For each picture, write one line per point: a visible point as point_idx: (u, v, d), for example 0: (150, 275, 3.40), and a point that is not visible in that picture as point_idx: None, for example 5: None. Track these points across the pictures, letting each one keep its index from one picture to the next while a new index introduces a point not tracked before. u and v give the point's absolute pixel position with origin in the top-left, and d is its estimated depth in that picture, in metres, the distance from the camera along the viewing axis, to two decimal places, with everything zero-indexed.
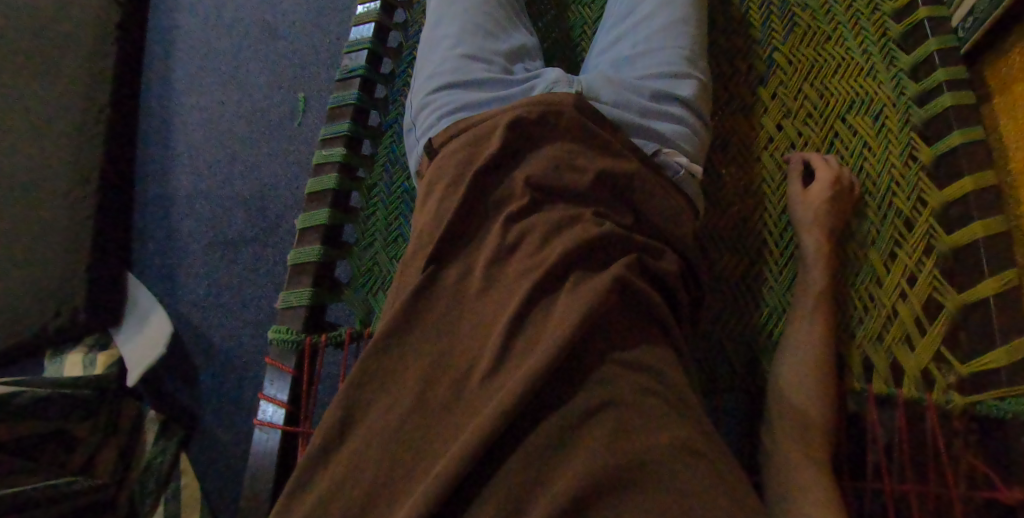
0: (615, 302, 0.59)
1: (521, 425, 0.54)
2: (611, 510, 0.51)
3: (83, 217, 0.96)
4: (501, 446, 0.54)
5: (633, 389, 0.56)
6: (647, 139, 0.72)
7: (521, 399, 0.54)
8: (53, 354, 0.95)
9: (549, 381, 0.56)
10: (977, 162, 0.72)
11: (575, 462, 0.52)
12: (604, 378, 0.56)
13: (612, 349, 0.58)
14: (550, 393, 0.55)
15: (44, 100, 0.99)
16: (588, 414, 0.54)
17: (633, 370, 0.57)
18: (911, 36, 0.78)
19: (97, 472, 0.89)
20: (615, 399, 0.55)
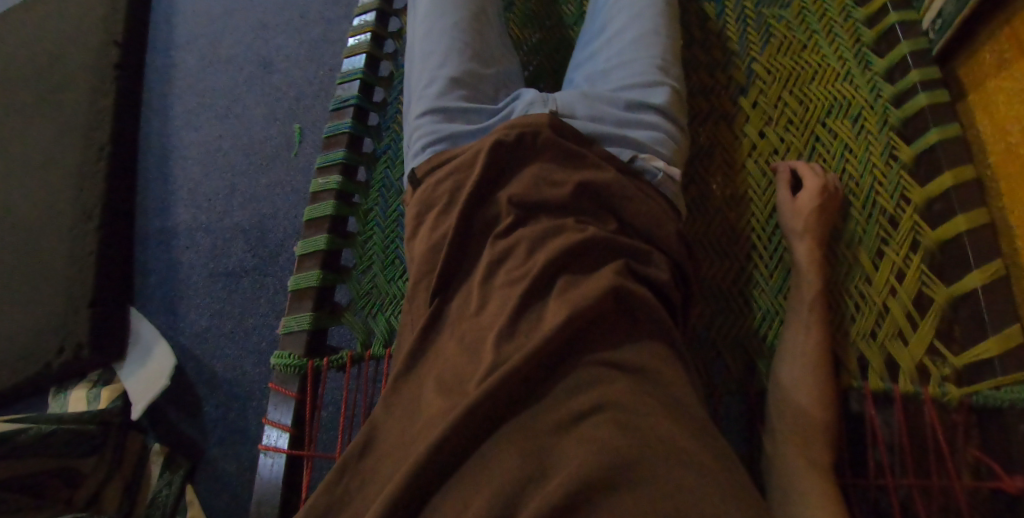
0: (607, 307, 0.61)
1: (510, 425, 0.57)
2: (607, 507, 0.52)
3: (85, 253, 0.97)
4: (479, 448, 0.56)
5: (623, 392, 0.57)
6: (622, 147, 0.74)
7: (499, 403, 0.57)
8: (57, 392, 0.95)
9: (532, 384, 0.58)
10: (956, 159, 0.74)
11: (566, 463, 0.54)
12: (591, 380, 0.58)
13: (607, 352, 0.60)
14: (537, 397, 0.58)
15: (47, 141, 1.02)
16: (578, 418, 0.56)
17: (627, 373, 0.59)
18: (884, 41, 0.81)
19: (103, 506, 0.90)
20: (613, 402, 0.56)
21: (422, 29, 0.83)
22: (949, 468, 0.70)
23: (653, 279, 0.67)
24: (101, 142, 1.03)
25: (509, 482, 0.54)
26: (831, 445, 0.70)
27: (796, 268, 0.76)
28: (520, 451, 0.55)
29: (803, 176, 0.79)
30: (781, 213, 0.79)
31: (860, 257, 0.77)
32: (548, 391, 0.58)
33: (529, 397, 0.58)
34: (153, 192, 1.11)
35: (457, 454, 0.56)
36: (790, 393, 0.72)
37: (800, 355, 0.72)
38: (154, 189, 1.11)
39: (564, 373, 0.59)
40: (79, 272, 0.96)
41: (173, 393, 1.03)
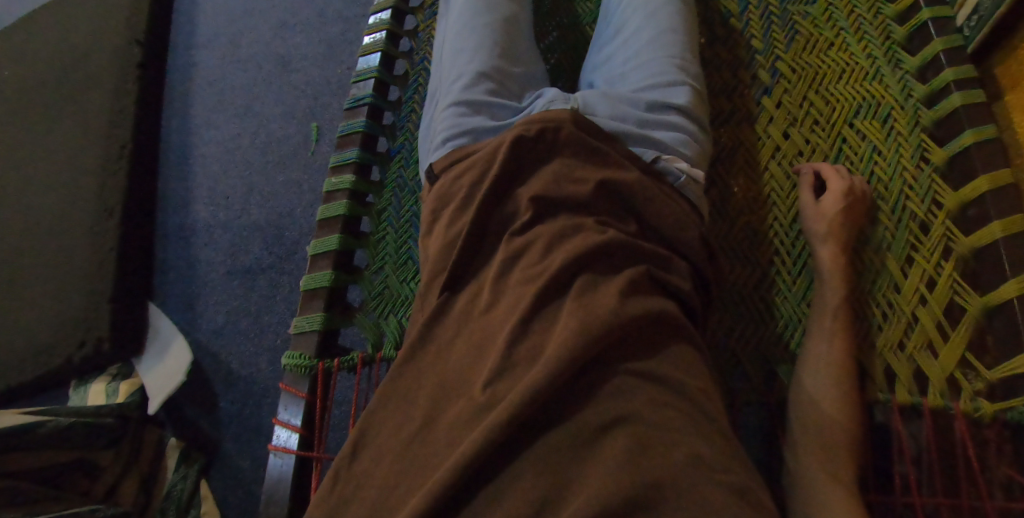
0: (617, 309, 0.58)
1: (529, 432, 0.55)
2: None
3: (107, 249, 0.99)
4: (493, 463, 0.54)
5: (643, 401, 0.55)
6: (646, 147, 0.72)
7: (522, 414, 0.54)
8: (78, 384, 0.94)
9: (555, 396, 0.56)
10: (991, 161, 0.70)
11: (591, 478, 0.52)
12: (610, 391, 0.56)
13: (625, 359, 0.58)
14: (555, 407, 0.56)
15: (72, 138, 1.04)
16: (602, 430, 0.54)
17: (650, 382, 0.57)
18: (916, 37, 0.77)
19: (119, 499, 0.89)
20: (635, 415, 0.55)
21: (455, 25, 0.83)
22: (980, 487, 0.67)
23: (673, 287, 0.66)
24: (124, 139, 1.04)
25: (526, 497, 0.52)
26: (855, 461, 0.67)
27: (822, 276, 0.73)
28: (534, 463, 0.53)
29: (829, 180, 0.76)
30: (805, 217, 0.76)
31: (887, 263, 0.74)
32: (572, 401, 0.56)
33: (548, 409, 0.56)
34: (174, 189, 1.11)
35: (465, 466, 0.53)
36: (814, 403, 0.69)
37: (827, 365, 0.69)
38: (174, 185, 1.12)
39: (594, 383, 0.57)
40: (100, 268, 0.98)
41: (189, 389, 1.04)
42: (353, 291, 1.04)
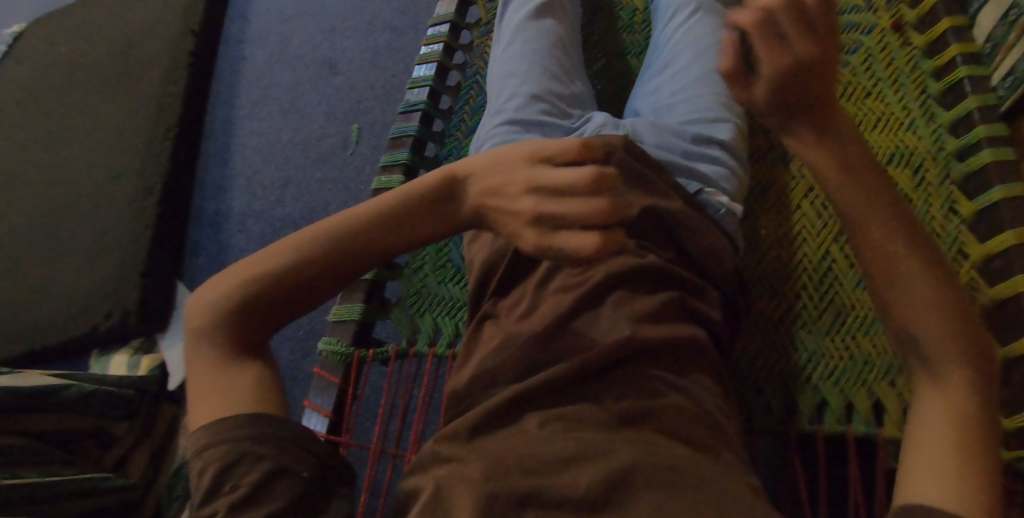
0: (666, 315, 0.67)
1: (557, 399, 0.63)
2: (630, 501, 0.55)
3: (144, 226, 1.01)
4: (515, 411, 0.63)
5: (670, 405, 0.62)
6: (690, 179, 0.75)
7: (549, 381, 0.64)
8: (99, 354, 0.98)
9: (588, 377, 0.64)
10: (1018, 217, 0.72)
11: (621, 455, 0.57)
12: (643, 390, 0.63)
13: (654, 367, 0.64)
14: (590, 386, 0.64)
15: (118, 115, 1.06)
16: (625, 420, 0.61)
17: (676, 393, 0.63)
18: (949, 94, 0.81)
19: (129, 471, 0.92)
20: (654, 413, 0.61)
21: (516, 45, 0.86)
22: None
23: (703, 312, 0.69)
24: (170, 123, 1.06)
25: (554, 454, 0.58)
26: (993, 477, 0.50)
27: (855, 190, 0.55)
28: (563, 419, 0.61)
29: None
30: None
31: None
32: (603, 386, 0.64)
33: (588, 391, 0.63)
34: (212, 174, 1.13)
35: (493, 421, 0.63)
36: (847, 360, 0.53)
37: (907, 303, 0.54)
38: (213, 172, 1.14)
39: (622, 376, 0.64)
40: (135, 245, 1.00)
41: None
42: (392, 287, 1.05)
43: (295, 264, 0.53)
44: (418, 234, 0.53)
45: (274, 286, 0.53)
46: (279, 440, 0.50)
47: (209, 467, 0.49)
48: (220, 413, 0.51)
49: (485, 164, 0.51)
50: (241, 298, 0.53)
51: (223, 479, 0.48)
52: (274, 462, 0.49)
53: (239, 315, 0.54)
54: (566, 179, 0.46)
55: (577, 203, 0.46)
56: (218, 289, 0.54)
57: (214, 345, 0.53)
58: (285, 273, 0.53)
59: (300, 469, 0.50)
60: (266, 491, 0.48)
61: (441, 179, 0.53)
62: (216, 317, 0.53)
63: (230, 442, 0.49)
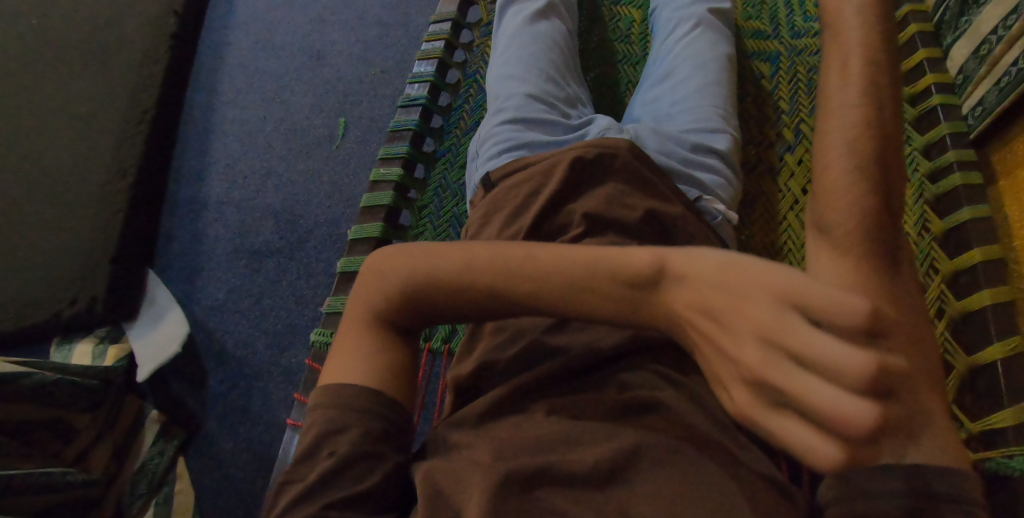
0: None
1: (564, 387, 0.63)
2: (642, 479, 0.55)
3: (115, 209, 0.97)
4: (517, 400, 0.63)
5: (674, 397, 0.60)
6: (690, 187, 0.77)
7: (555, 371, 0.64)
8: (60, 342, 0.92)
9: (595, 367, 0.63)
10: (983, 237, 0.78)
11: (625, 438, 0.57)
12: (647, 384, 0.61)
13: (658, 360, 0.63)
14: (595, 376, 0.63)
15: (89, 94, 1.03)
16: (631, 411, 0.60)
17: (672, 386, 0.61)
18: (924, 119, 0.87)
19: (90, 466, 0.86)
20: (661, 404, 0.60)
21: (518, 44, 0.87)
22: None
23: None
24: (148, 105, 1.05)
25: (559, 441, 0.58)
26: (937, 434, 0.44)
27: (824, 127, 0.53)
28: (568, 406, 0.61)
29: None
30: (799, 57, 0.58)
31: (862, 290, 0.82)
32: (606, 376, 0.63)
33: (593, 381, 0.63)
34: (190, 161, 1.12)
35: (497, 407, 0.62)
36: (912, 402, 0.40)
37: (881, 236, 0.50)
38: (192, 158, 1.12)
39: (629, 368, 0.63)
40: (104, 228, 0.96)
41: (178, 362, 1.01)
42: None
43: (450, 290, 0.52)
44: (599, 308, 0.48)
45: (420, 299, 0.53)
46: (382, 422, 0.54)
47: (312, 430, 0.54)
48: (343, 379, 0.55)
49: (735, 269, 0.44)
50: (392, 300, 0.55)
51: (322, 445, 0.53)
52: (370, 444, 0.53)
53: (388, 314, 0.55)
54: (833, 370, 0.39)
55: (837, 406, 0.39)
56: (372, 281, 0.56)
57: (360, 330, 0.56)
58: (437, 292, 0.52)
59: (391, 451, 0.54)
60: (357, 467, 0.53)
61: (656, 258, 0.48)
62: (367, 304, 0.56)
63: (337, 410, 0.54)
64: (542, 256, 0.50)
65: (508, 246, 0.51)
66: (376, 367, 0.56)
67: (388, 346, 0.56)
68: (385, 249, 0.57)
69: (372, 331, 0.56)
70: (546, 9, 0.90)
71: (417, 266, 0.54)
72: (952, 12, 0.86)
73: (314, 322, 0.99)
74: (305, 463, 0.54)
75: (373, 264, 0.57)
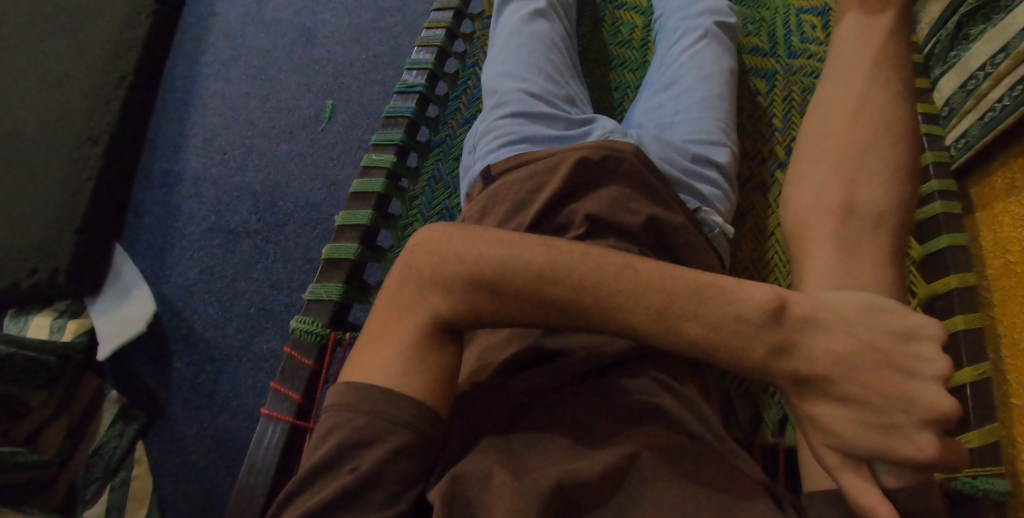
0: None
1: (565, 391, 0.60)
2: (642, 490, 0.53)
3: (83, 178, 0.92)
4: (515, 403, 0.59)
5: (672, 404, 0.58)
6: (690, 197, 0.78)
7: (559, 374, 0.60)
8: (14, 314, 0.87)
9: (595, 370, 0.61)
10: (960, 264, 0.80)
11: (622, 441, 0.56)
12: (644, 389, 0.59)
13: (658, 366, 0.61)
14: (594, 379, 0.60)
15: (65, 55, 0.98)
16: (632, 419, 0.57)
17: (668, 393, 0.59)
18: None
19: (41, 447, 0.82)
20: (661, 410, 0.58)
21: (524, 39, 0.86)
22: None
23: None
24: (125, 71, 0.99)
25: (559, 446, 0.56)
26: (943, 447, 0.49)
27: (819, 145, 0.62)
28: (568, 412, 0.58)
29: (861, 30, 0.64)
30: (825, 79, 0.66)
31: None
32: (605, 382, 0.60)
33: (592, 385, 0.60)
34: (166, 133, 1.08)
35: (489, 408, 0.59)
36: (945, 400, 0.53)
37: (843, 250, 0.58)
38: (167, 130, 1.08)
39: (625, 374, 0.60)
40: (73, 196, 0.91)
41: (143, 341, 0.97)
42: (370, 269, 1.08)
43: (523, 282, 0.52)
44: (695, 333, 0.51)
45: (484, 285, 0.53)
46: (412, 435, 0.52)
47: (330, 439, 0.53)
48: (376, 380, 0.54)
49: (857, 315, 0.52)
50: (452, 286, 0.54)
51: (343, 459, 0.52)
52: (397, 465, 0.52)
53: (439, 301, 0.54)
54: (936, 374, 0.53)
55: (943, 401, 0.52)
56: (428, 261, 0.55)
57: (400, 320, 0.55)
58: (560, 280, 0.52)
59: (416, 467, 0.52)
60: (379, 483, 0.51)
61: (774, 298, 0.51)
62: (418, 288, 0.55)
63: (365, 421, 0.52)
64: (646, 270, 0.52)
65: (604, 253, 0.53)
66: (405, 367, 0.53)
67: (425, 346, 0.54)
68: (448, 229, 0.56)
69: (416, 322, 0.54)
70: (546, 6, 0.88)
71: (487, 255, 0.53)
72: (942, 45, 0.89)
73: (289, 307, 0.96)
74: (320, 476, 0.52)
75: (430, 244, 0.56)
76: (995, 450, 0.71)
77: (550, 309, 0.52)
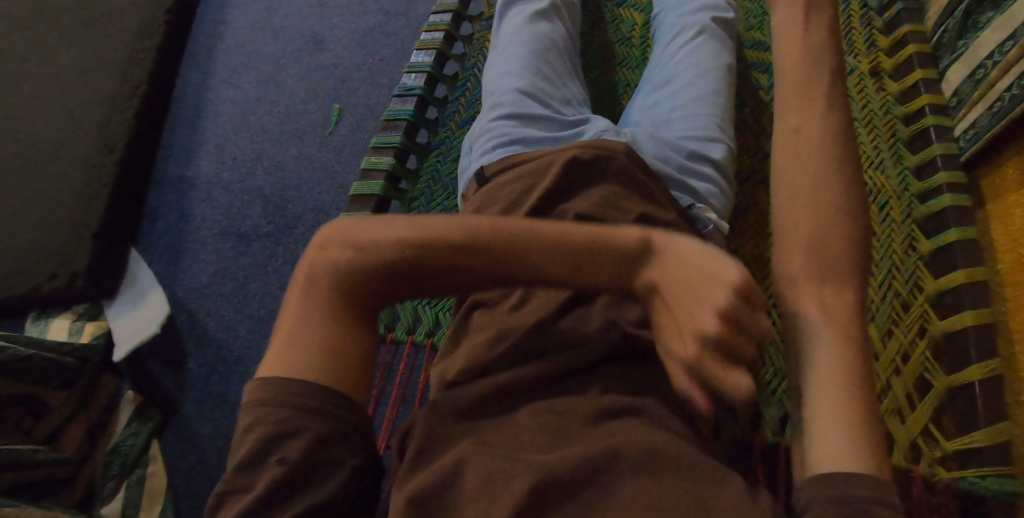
0: None
1: (549, 390, 0.61)
2: (622, 482, 0.53)
3: (100, 185, 0.96)
4: (496, 406, 0.60)
5: (657, 405, 0.59)
6: (683, 194, 0.77)
7: (543, 375, 0.61)
8: (37, 316, 0.90)
9: (577, 370, 0.62)
10: (971, 258, 0.78)
11: (600, 440, 0.55)
12: (628, 387, 0.60)
13: (639, 367, 0.62)
14: (575, 379, 0.61)
15: (82, 66, 1.01)
16: (608, 416, 0.58)
17: (653, 390, 0.61)
18: (917, 139, 0.88)
19: (62, 445, 0.85)
20: (639, 409, 0.59)
21: (517, 40, 0.87)
22: None
23: None
24: (140, 80, 1.03)
25: (542, 440, 0.56)
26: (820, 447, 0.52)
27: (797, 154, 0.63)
28: (550, 409, 0.59)
29: None
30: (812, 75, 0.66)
31: (894, 318, 0.80)
32: (588, 380, 0.61)
33: (576, 384, 0.61)
34: (181, 139, 1.11)
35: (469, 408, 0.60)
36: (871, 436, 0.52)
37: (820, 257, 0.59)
38: (181, 137, 1.12)
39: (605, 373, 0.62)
40: (89, 203, 0.94)
41: (158, 342, 1.00)
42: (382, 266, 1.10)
43: (439, 251, 0.55)
44: (598, 279, 0.54)
45: (406, 262, 0.55)
46: (333, 424, 0.53)
47: (252, 435, 0.52)
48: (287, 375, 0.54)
49: (705, 253, 0.53)
50: (370, 263, 0.56)
51: (271, 449, 0.52)
52: (319, 450, 0.52)
53: (360, 281, 0.56)
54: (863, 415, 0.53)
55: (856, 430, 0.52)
56: (342, 251, 0.56)
57: (316, 305, 0.56)
58: (475, 241, 0.54)
59: (351, 454, 0.54)
60: (320, 477, 0.52)
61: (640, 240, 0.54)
62: (333, 279, 0.56)
63: (286, 412, 0.52)
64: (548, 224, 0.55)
65: (507, 217, 0.55)
66: (319, 348, 0.55)
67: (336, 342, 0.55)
68: (348, 224, 0.57)
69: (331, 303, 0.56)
70: (547, 7, 0.89)
71: (398, 233, 0.56)
72: (951, 34, 0.87)
73: None
74: (251, 468, 0.52)
75: (339, 236, 0.57)
76: (1003, 450, 0.70)
77: (468, 271, 0.55)
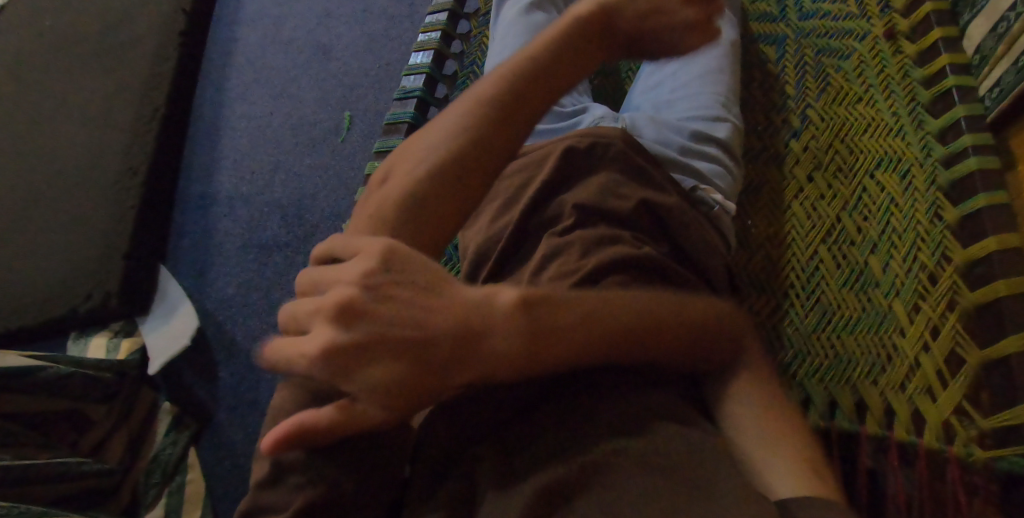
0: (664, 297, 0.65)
1: (553, 392, 0.59)
2: (629, 482, 0.52)
3: (127, 206, 1.01)
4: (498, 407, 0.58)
5: (662, 400, 0.58)
6: (685, 176, 0.74)
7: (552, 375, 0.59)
8: (77, 336, 0.95)
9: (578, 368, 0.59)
10: (1000, 225, 0.71)
11: (601, 442, 0.55)
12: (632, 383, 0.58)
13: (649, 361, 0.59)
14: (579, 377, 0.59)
15: (106, 96, 1.07)
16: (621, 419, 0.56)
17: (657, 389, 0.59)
18: (939, 102, 0.80)
19: (106, 456, 0.88)
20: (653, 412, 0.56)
21: (512, 31, 0.85)
22: None
23: None
24: (158, 103, 1.08)
25: (551, 445, 0.55)
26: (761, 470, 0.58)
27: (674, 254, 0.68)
28: (560, 411, 0.57)
29: None
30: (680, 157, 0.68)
31: (922, 291, 0.74)
32: (591, 376, 0.59)
33: (582, 384, 0.59)
34: (200, 156, 1.17)
35: (474, 414, 0.58)
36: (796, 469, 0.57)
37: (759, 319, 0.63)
38: (200, 155, 1.17)
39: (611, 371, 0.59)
40: (117, 224, 0.99)
41: (191, 354, 1.04)
42: None
43: (516, 106, 0.60)
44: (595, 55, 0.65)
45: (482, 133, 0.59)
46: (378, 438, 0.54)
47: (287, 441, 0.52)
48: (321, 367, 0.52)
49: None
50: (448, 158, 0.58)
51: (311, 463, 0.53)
52: (363, 467, 0.54)
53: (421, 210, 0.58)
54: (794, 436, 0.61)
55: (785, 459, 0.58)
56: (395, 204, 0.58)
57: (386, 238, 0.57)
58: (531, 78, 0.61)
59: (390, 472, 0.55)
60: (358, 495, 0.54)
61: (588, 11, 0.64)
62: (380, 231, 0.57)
63: (328, 424, 0.52)
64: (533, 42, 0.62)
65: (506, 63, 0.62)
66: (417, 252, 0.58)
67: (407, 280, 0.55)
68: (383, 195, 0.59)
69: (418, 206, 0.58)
70: None
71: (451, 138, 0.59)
72: None
73: None
74: (283, 478, 0.53)
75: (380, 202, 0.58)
76: None
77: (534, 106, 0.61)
